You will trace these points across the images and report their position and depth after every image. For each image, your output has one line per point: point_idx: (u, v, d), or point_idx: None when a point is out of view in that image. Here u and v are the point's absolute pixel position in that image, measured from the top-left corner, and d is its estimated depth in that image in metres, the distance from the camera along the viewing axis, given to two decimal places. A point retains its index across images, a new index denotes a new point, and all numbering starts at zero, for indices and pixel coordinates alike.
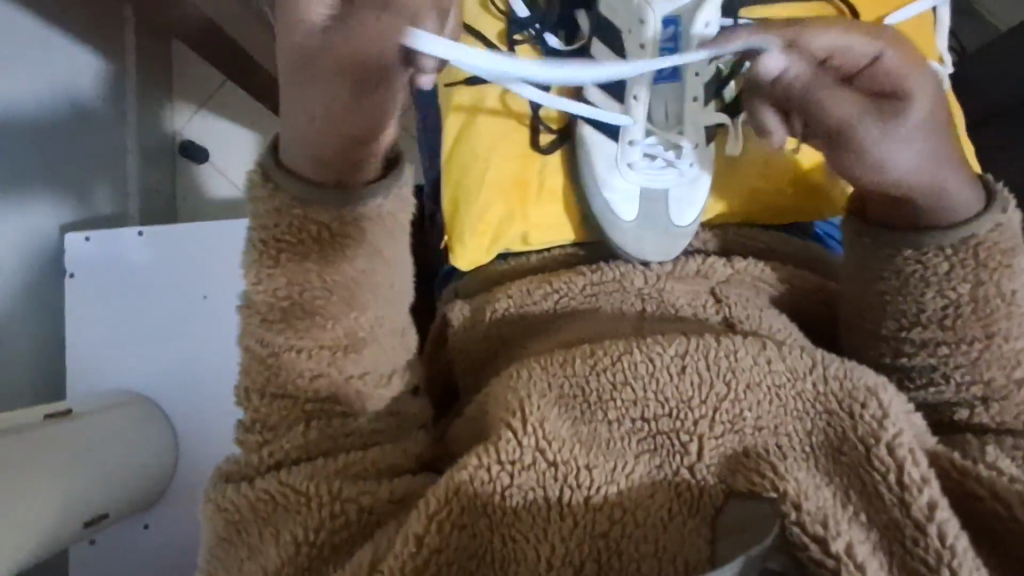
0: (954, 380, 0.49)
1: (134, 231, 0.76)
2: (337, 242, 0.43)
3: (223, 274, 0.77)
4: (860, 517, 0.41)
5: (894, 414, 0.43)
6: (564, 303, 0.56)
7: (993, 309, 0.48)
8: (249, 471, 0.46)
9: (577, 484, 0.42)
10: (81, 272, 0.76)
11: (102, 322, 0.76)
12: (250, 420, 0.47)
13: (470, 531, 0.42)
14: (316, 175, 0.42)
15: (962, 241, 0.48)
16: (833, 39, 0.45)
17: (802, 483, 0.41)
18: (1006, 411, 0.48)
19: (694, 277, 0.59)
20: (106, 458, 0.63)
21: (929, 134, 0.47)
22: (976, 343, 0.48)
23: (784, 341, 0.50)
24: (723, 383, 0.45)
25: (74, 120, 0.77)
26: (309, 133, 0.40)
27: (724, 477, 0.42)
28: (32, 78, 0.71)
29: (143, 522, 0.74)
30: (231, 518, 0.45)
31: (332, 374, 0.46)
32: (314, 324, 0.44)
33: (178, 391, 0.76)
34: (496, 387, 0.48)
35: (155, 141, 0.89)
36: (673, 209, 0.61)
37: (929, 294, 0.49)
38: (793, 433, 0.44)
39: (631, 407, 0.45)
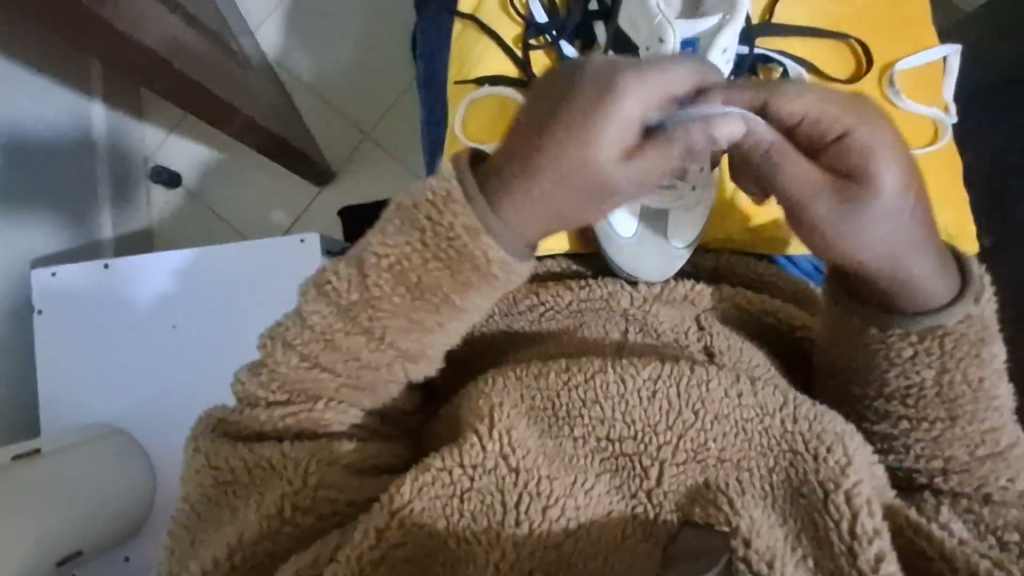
0: (914, 451, 0.49)
1: (101, 263, 0.78)
2: (466, 276, 0.45)
3: (196, 304, 0.78)
4: (807, 561, 0.41)
5: (857, 463, 0.43)
6: (549, 316, 0.57)
7: (958, 394, 0.48)
8: (251, 426, 0.48)
9: (537, 492, 0.43)
10: (49, 306, 0.78)
11: (79, 360, 0.78)
12: (267, 376, 0.48)
13: (428, 530, 0.42)
14: (518, 238, 0.44)
15: (930, 329, 0.48)
16: (801, 102, 0.44)
17: (755, 521, 0.42)
18: (967, 482, 0.48)
19: (681, 302, 0.59)
20: (82, 496, 0.66)
21: (900, 216, 0.44)
22: (938, 422, 0.48)
23: (760, 378, 0.50)
24: (691, 411, 0.46)
25: (59, 153, 0.89)
26: (537, 210, 0.43)
27: (681, 506, 0.43)
28: (29, 108, 0.82)
29: (123, 555, 0.76)
30: (221, 478, 0.46)
31: (375, 367, 0.48)
32: (405, 330, 0.47)
33: (156, 419, 0.78)
34: (472, 391, 0.50)
35: (116, 170, 1.00)
36: (671, 230, 0.63)
37: (892, 371, 0.49)
38: (755, 469, 0.44)
39: (597, 426, 0.46)
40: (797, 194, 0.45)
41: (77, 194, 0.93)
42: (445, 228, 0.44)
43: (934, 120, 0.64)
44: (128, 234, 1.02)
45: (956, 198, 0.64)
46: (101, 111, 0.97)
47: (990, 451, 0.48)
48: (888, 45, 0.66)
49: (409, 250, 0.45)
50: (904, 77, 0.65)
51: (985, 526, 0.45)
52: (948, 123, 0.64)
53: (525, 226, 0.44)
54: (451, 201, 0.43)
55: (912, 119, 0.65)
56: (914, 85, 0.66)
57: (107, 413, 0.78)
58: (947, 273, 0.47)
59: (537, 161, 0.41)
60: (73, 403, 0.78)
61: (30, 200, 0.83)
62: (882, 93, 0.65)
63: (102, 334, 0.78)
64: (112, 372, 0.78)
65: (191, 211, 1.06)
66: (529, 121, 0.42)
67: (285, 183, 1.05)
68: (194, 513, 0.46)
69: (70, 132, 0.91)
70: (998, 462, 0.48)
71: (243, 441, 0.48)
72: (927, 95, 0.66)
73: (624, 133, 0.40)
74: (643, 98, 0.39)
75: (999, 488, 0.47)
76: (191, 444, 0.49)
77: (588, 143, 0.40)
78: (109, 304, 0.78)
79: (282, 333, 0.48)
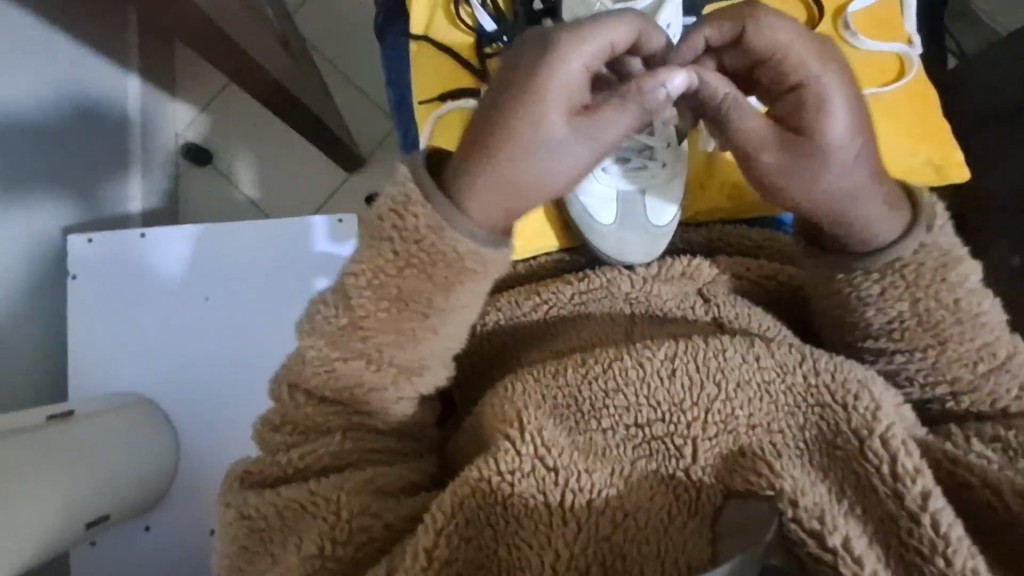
0: (919, 381, 0.50)
1: (139, 233, 0.81)
2: (444, 274, 0.45)
3: (226, 278, 0.82)
4: (856, 511, 0.41)
5: (885, 407, 0.44)
6: (555, 312, 0.57)
7: (938, 319, 0.48)
8: (275, 472, 0.47)
9: (577, 488, 0.42)
10: (82, 271, 0.80)
11: (115, 325, 0.81)
12: (280, 421, 0.49)
13: (477, 544, 0.42)
14: (484, 217, 0.45)
15: (889, 263, 0.49)
16: (775, 35, 0.47)
17: (798, 481, 0.42)
18: (979, 401, 0.48)
19: (680, 279, 0.59)
20: (106, 466, 0.68)
21: (847, 161, 0.47)
22: (931, 349, 0.49)
23: (772, 339, 0.50)
24: (713, 383, 0.46)
25: (79, 120, 0.87)
26: (501, 185, 0.44)
27: (721, 478, 0.43)
28: (32, 82, 0.78)
29: (144, 524, 0.79)
30: (254, 527, 0.45)
31: (380, 389, 0.47)
32: (396, 343, 0.47)
33: (182, 389, 0.81)
34: (492, 399, 0.49)
35: (156, 146, 1.03)
36: (652, 209, 0.64)
37: (871, 312, 0.50)
38: (786, 430, 0.44)
39: (623, 413, 0.46)
40: (745, 141, 0.49)
41: (103, 167, 0.92)
42: (410, 232, 0.44)
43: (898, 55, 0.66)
44: (153, 210, 1.02)
45: (937, 131, 0.65)
46: (136, 87, 0.98)
47: (989, 366, 0.48)
48: None
49: (382, 261, 0.45)
50: (860, 18, 0.66)
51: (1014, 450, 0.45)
52: (911, 54, 0.66)
53: (485, 211, 0.45)
54: (410, 204, 0.44)
55: (875, 57, 0.66)
56: (874, 24, 0.66)
57: (141, 381, 0.81)
58: (894, 212, 0.49)
59: (493, 144, 0.44)
60: (105, 376, 0.80)
61: (48, 171, 0.81)
62: (838, 35, 0.66)
63: (144, 299, 0.81)
64: (149, 337, 0.81)
65: (202, 190, 1.08)
66: (484, 109, 0.45)
67: (278, 166, 1.08)
68: (235, 568, 0.45)
69: (95, 99, 0.90)
70: (1002, 374, 0.48)
71: (269, 488, 0.47)
72: (888, 30, 0.66)
73: (570, 93, 0.44)
74: (581, 61, 0.43)
75: (1013, 399, 0.48)
76: (222, 498, 0.48)
77: (543, 111, 0.43)
78: (146, 271, 0.81)
79: (288, 374, 0.49)
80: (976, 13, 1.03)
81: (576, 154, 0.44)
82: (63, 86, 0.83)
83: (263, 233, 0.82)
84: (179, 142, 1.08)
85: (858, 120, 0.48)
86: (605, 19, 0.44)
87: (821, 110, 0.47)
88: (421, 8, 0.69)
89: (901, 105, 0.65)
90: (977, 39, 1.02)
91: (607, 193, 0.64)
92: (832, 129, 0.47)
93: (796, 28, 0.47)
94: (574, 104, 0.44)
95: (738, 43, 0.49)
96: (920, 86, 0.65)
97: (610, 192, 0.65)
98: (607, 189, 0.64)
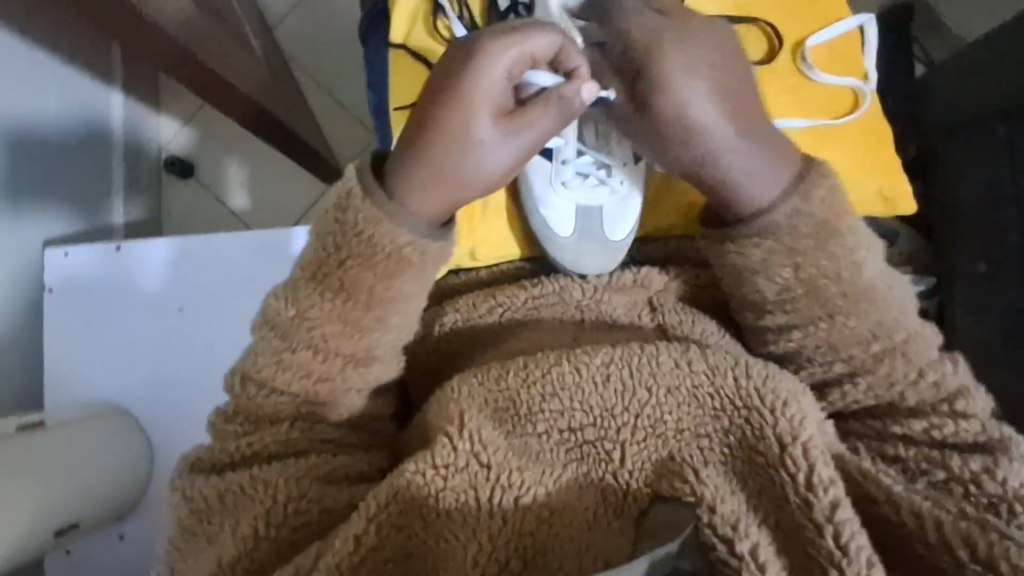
0: (817, 361, 0.54)
1: (114, 245, 0.84)
2: (384, 267, 0.48)
3: (198, 286, 0.85)
4: (767, 520, 0.44)
5: (808, 419, 0.46)
6: (509, 316, 0.60)
7: (823, 289, 0.52)
8: (224, 459, 0.50)
9: (508, 485, 0.44)
10: (61, 286, 0.84)
11: (89, 334, 0.84)
12: (233, 411, 0.51)
13: (407, 533, 0.44)
14: (423, 208, 0.49)
15: (762, 229, 0.53)
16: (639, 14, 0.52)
17: (718, 488, 0.44)
18: (876, 383, 0.52)
19: (632, 287, 0.62)
20: (71, 476, 0.72)
21: (717, 133, 0.51)
22: (820, 323, 0.52)
23: (712, 346, 0.54)
24: (645, 389, 0.48)
25: (62, 143, 0.91)
26: (433, 180, 0.48)
27: (649, 483, 0.45)
28: (16, 99, 0.81)
29: (118, 533, 0.83)
30: (197, 508, 0.47)
31: (330, 380, 0.50)
32: (342, 334, 0.49)
33: (159, 406, 0.85)
34: (439, 395, 0.51)
35: (140, 160, 1.10)
36: (608, 223, 0.65)
37: (762, 283, 0.54)
38: (712, 434, 0.47)
39: (558, 417, 0.48)
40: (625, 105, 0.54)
41: (88, 186, 0.99)
42: (352, 226, 0.48)
43: (853, 89, 0.68)
44: (136, 222, 1.09)
45: (884, 166, 0.68)
46: (120, 103, 1.04)
47: (883, 346, 0.52)
48: (800, 20, 0.69)
49: (326, 256, 0.49)
50: (817, 52, 0.68)
51: (912, 470, 0.50)
52: (865, 90, 0.68)
53: (429, 204, 0.49)
54: (352, 202, 0.48)
55: (831, 90, 0.68)
56: (831, 60, 0.69)
57: (116, 388, 0.85)
58: (774, 179, 0.52)
59: (433, 142, 0.48)
60: (80, 383, 0.84)
61: (32, 188, 0.86)
62: (797, 69, 0.68)
63: (120, 311, 0.84)
64: (124, 347, 0.84)
65: (184, 201, 1.14)
66: (423, 107, 0.49)
67: (264, 175, 1.14)
68: (175, 549, 0.47)
69: (79, 122, 0.95)
70: (900, 357, 0.52)
71: (217, 473, 0.49)
72: (844, 66, 0.69)
73: (494, 94, 0.48)
74: (505, 65, 0.47)
75: (914, 395, 0.52)
76: (173, 485, 0.50)
77: (468, 111, 0.47)
78: (123, 282, 0.84)
79: (240, 368, 0.51)
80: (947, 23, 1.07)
81: (501, 146, 0.49)
82: (48, 109, 0.87)
83: (238, 242, 0.84)
84: (164, 154, 1.14)
85: (728, 84, 0.51)
86: (527, 31, 0.48)
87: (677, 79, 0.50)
88: (402, 18, 0.70)
89: (851, 139, 0.67)
90: (948, 46, 1.06)
91: (566, 206, 0.65)
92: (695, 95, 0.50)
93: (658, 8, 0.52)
94: (499, 104, 0.48)
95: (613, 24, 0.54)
96: (872, 121, 0.68)
97: (569, 205, 0.66)
98: (566, 204, 0.66)
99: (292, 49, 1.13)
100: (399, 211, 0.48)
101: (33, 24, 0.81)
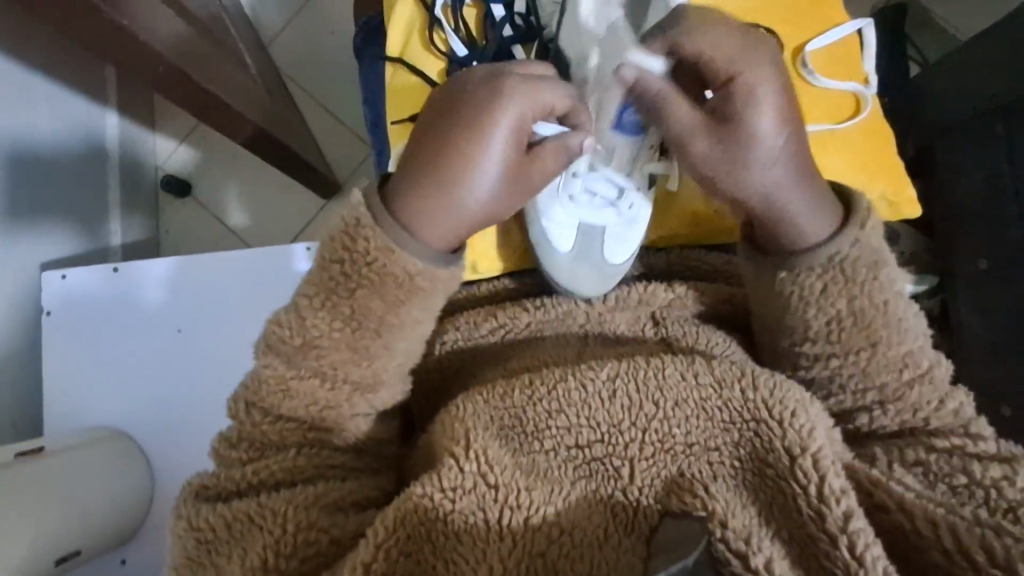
0: (850, 389, 0.53)
1: (111, 267, 0.84)
2: (394, 294, 0.48)
3: (196, 307, 0.84)
4: (780, 533, 0.44)
5: (818, 428, 0.46)
6: (511, 336, 0.60)
7: (834, 289, 0.52)
8: (228, 487, 0.49)
9: (517, 505, 0.44)
10: (57, 309, 0.83)
11: (88, 358, 0.84)
12: (236, 438, 0.51)
13: (416, 558, 0.43)
14: (436, 240, 0.49)
15: (827, 259, 0.52)
16: (704, 42, 0.52)
17: (729, 502, 0.43)
18: (903, 410, 0.52)
19: (637, 306, 0.62)
20: (72, 503, 0.70)
21: (781, 153, 0.52)
22: (861, 353, 0.52)
23: (716, 356, 0.54)
24: (652, 403, 0.47)
25: (56, 161, 0.90)
26: (448, 212, 0.48)
27: (659, 498, 0.45)
28: (10, 117, 0.80)
29: (121, 559, 0.82)
30: (203, 538, 0.46)
31: (336, 407, 0.50)
32: (350, 361, 0.49)
33: (159, 430, 0.84)
34: (443, 417, 0.50)
35: (137, 179, 1.09)
36: (609, 247, 0.65)
37: (811, 312, 0.53)
38: (722, 447, 0.46)
39: (565, 435, 0.47)
40: (680, 131, 0.54)
41: (84, 206, 0.98)
42: (361, 253, 0.47)
43: (854, 93, 0.68)
44: (133, 242, 1.09)
45: (887, 169, 0.68)
46: (115, 123, 1.04)
47: (914, 374, 0.52)
48: (801, 24, 0.69)
49: (333, 285, 0.48)
50: (817, 57, 0.68)
51: (933, 475, 0.50)
52: (867, 93, 0.68)
53: (437, 236, 0.49)
54: (361, 228, 0.47)
55: (834, 94, 0.68)
56: (831, 64, 0.69)
57: (116, 411, 0.84)
58: (827, 215, 0.53)
59: (447, 173, 0.48)
60: (79, 408, 0.83)
61: (27, 208, 0.85)
62: (797, 72, 0.68)
63: (119, 333, 0.84)
64: (123, 371, 0.84)
65: (181, 220, 1.14)
66: (429, 137, 0.49)
67: (261, 193, 1.14)
68: None
69: (74, 140, 0.94)
70: (923, 382, 0.52)
71: (223, 501, 0.48)
72: (847, 70, 0.69)
73: (514, 135, 0.49)
74: (524, 109, 0.49)
75: (932, 412, 0.52)
76: (176, 514, 0.49)
77: (488, 149, 0.48)
78: (121, 303, 0.84)
79: (245, 394, 0.51)
80: (937, 23, 1.08)
81: (518, 180, 0.50)
82: (42, 127, 0.87)
83: (236, 261, 0.84)
84: (161, 174, 1.14)
85: (791, 111, 0.52)
86: (544, 84, 0.50)
87: (750, 100, 0.51)
88: (398, 32, 0.70)
89: (855, 143, 0.67)
90: (937, 46, 1.07)
91: (569, 221, 0.65)
92: (762, 124, 0.51)
93: (723, 33, 0.52)
94: (518, 146, 0.50)
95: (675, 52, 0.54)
96: (873, 124, 0.68)
97: (573, 219, 0.65)
98: (570, 218, 0.65)
99: (289, 65, 1.14)
100: (405, 238, 0.48)
101: (23, 45, 0.81)
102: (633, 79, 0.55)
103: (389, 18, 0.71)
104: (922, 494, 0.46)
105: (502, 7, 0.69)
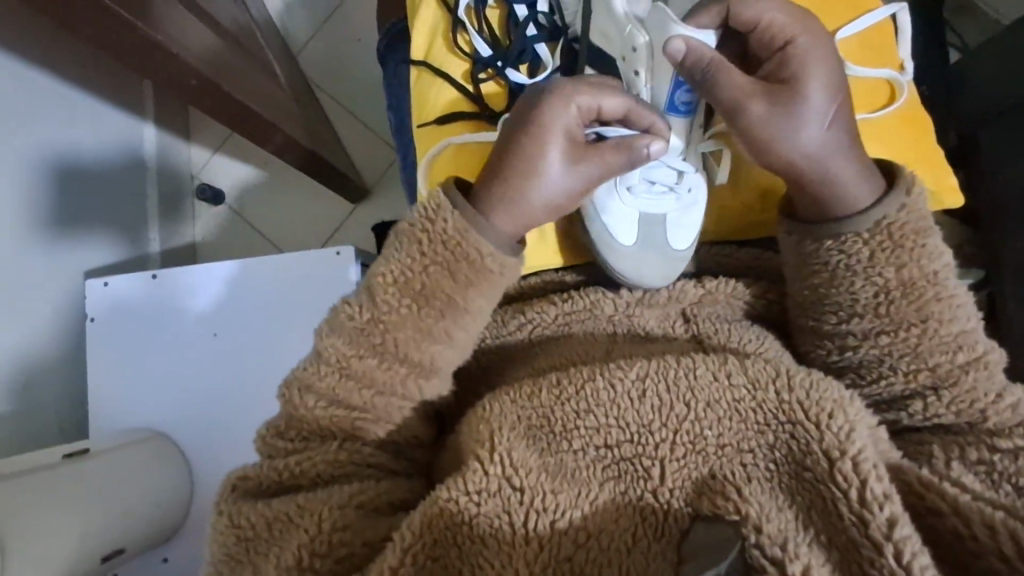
0: (901, 371, 0.51)
1: (149, 273, 0.87)
2: (465, 274, 0.50)
3: (230, 311, 0.86)
4: (821, 539, 0.41)
5: (859, 429, 0.44)
6: (538, 332, 0.59)
7: (880, 269, 0.51)
8: (270, 477, 0.50)
9: (542, 509, 0.43)
10: (100, 314, 0.87)
11: (128, 361, 0.87)
12: (284, 426, 0.52)
13: (443, 563, 0.43)
14: (510, 227, 0.52)
15: (875, 224, 0.51)
16: (759, 8, 0.52)
17: (763, 506, 0.42)
18: (959, 398, 0.50)
19: (665, 303, 0.60)
20: (114, 502, 0.73)
21: (831, 117, 0.51)
22: (913, 329, 0.50)
23: (750, 354, 0.53)
24: (683, 404, 0.46)
25: (93, 172, 0.94)
26: (520, 201, 0.51)
27: (689, 501, 0.43)
28: (46, 129, 0.84)
29: (162, 556, 0.85)
30: (243, 535, 0.47)
31: (389, 392, 0.51)
32: (413, 340, 0.50)
33: (194, 431, 0.86)
34: (471, 417, 0.50)
35: (172, 188, 1.12)
36: (672, 232, 0.61)
37: (859, 282, 0.51)
38: (756, 449, 0.45)
39: (595, 434, 0.46)
40: (734, 96, 0.51)
41: (122, 215, 1.02)
42: (439, 234, 0.50)
43: (889, 79, 0.65)
44: (171, 250, 1.12)
45: (927, 155, 0.65)
46: (151, 134, 1.07)
47: (969, 358, 0.50)
48: (828, 14, 0.66)
49: (409, 263, 0.51)
50: (847, 44, 0.66)
51: (997, 475, 0.47)
52: (903, 80, 0.65)
53: (507, 221, 0.52)
54: (439, 212, 0.51)
55: (867, 82, 0.65)
56: (861, 51, 0.66)
57: (155, 414, 0.86)
58: (874, 187, 0.52)
59: (523, 163, 0.51)
60: (122, 410, 0.87)
61: (68, 220, 0.89)
62: None
63: (158, 337, 0.87)
64: (161, 373, 0.86)
65: (215, 226, 1.16)
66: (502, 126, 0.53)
67: (293, 198, 1.16)
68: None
69: (111, 151, 0.98)
70: (978, 367, 0.50)
71: (264, 500, 0.49)
72: (879, 56, 0.66)
73: (578, 127, 0.51)
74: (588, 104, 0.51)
75: (989, 402, 0.49)
76: (214, 511, 0.50)
77: (554, 142, 0.51)
78: (159, 309, 0.87)
79: (300, 378, 0.52)
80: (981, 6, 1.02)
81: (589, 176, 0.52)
82: (80, 139, 0.90)
83: (268, 264, 0.86)
84: (196, 181, 1.15)
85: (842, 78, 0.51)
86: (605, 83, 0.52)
87: (804, 64, 0.51)
88: (422, 36, 0.71)
89: (893, 130, 0.64)
90: (979, 31, 1.02)
91: (630, 213, 0.61)
92: (815, 85, 0.50)
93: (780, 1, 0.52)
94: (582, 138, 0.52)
95: (728, 22, 0.54)
96: (909, 111, 0.65)
97: (634, 210, 0.62)
98: (630, 210, 0.61)
99: (316, 73, 1.16)
100: (483, 224, 0.51)
101: (57, 63, 0.85)
102: (683, 51, 0.51)
103: (413, 19, 0.72)
104: (981, 495, 0.43)
105: (524, 6, 0.68)
